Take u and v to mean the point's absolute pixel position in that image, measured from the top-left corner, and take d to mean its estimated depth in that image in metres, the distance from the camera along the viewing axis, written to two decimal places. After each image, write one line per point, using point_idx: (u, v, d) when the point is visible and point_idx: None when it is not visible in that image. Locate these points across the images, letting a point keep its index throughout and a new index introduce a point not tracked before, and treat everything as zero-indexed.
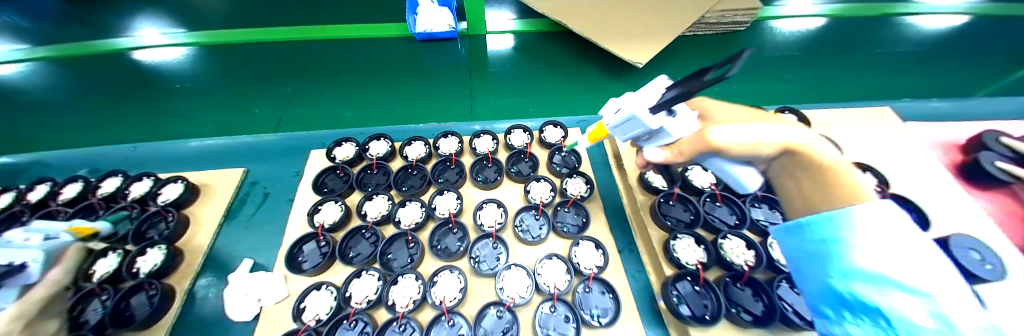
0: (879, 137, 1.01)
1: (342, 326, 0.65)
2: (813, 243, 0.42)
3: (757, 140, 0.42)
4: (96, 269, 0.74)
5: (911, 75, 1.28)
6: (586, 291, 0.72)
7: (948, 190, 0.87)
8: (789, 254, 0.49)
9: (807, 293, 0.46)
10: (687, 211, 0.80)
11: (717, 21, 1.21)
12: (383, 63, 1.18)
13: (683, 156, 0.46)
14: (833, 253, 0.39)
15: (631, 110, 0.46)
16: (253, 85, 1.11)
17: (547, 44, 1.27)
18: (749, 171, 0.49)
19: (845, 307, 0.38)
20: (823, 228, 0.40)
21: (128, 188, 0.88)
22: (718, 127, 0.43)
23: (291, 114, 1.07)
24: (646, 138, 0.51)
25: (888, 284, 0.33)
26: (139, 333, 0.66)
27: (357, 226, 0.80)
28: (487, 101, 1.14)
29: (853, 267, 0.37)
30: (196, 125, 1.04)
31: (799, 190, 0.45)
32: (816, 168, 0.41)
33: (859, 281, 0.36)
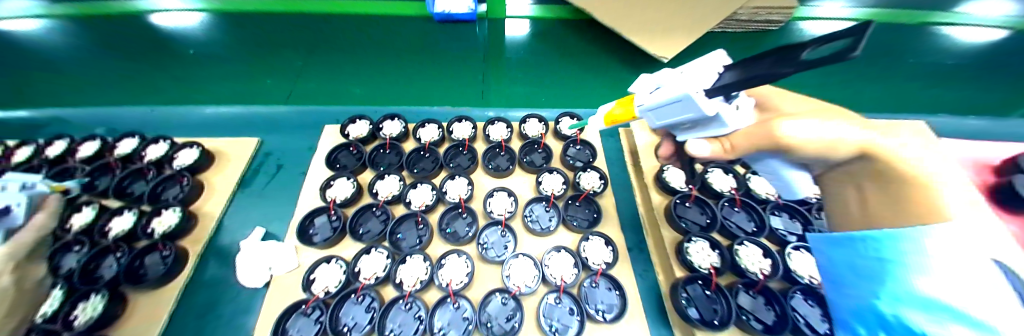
0: None
1: (350, 300, 0.67)
2: (869, 261, 0.44)
3: (836, 138, 0.37)
4: (112, 227, 0.76)
5: (952, 88, 1.21)
6: (592, 286, 0.71)
7: None
8: (837, 270, 0.51)
9: (850, 308, 0.49)
10: (703, 214, 0.78)
11: (749, 19, 1.10)
12: (385, 44, 1.04)
13: (734, 152, 0.41)
14: (889, 274, 0.41)
15: (685, 88, 0.34)
16: (262, 54, 1.03)
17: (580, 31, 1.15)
18: (803, 176, 0.46)
19: (887, 326, 0.41)
20: (878, 248, 0.42)
21: (144, 150, 0.88)
22: (785, 120, 0.38)
23: (303, 88, 1.07)
24: (688, 127, 0.41)
25: (941, 311, 0.35)
26: (153, 292, 0.68)
27: (368, 203, 0.80)
28: (498, 89, 1.17)
29: (906, 291, 0.39)
30: (210, 91, 1.04)
31: (860, 206, 0.45)
32: (896, 178, 0.38)
33: (907, 305, 0.39)
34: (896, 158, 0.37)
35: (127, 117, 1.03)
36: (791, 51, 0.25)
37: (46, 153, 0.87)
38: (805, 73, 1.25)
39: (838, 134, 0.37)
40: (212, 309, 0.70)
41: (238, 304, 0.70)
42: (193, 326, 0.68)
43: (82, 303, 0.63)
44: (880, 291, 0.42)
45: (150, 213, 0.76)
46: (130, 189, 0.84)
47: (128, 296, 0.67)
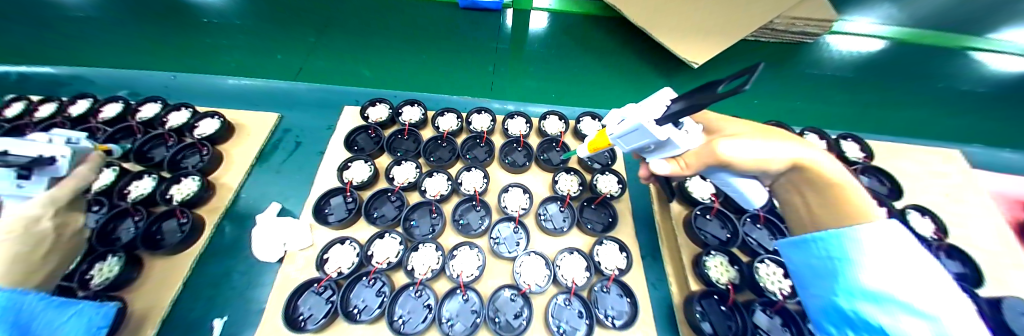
0: (948, 182, 0.92)
1: (361, 282, 0.67)
2: (821, 259, 0.44)
3: (768, 156, 0.40)
4: (131, 190, 0.77)
5: (989, 119, 1.16)
6: (603, 291, 0.70)
7: (1011, 249, 0.79)
8: (798, 271, 0.50)
9: (814, 310, 0.47)
10: (724, 228, 0.76)
11: (783, 29, 1.12)
12: (394, 33, 1.12)
13: (690, 169, 0.44)
14: (840, 271, 0.41)
15: (639, 120, 0.39)
16: (278, 32, 1.10)
17: (597, 30, 1.18)
18: (751, 184, 0.48)
19: (848, 325, 0.39)
20: (833, 245, 0.42)
21: (167, 116, 0.89)
22: (725, 140, 0.40)
23: (313, 66, 1.07)
24: (653, 149, 0.46)
25: (891, 301, 0.34)
26: (171, 257, 0.70)
27: (383, 188, 0.79)
28: (509, 85, 1.12)
29: (859, 286, 0.38)
30: (219, 62, 1.06)
31: (806, 208, 0.46)
32: (825, 185, 0.40)
33: (864, 299, 0.37)
34: (824, 174, 0.40)
35: (154, 83, 1.01)
36: (710, 86, 0.28)
37: (70, 111, 0.87)
38: (841, 91, 1.17)
39: (771, 152, 0.40)
40: (225, 280, 0.70)
41: (252, 277, 0.71)
42: (205, 294, 0.68)
43: (98, 264, 0.65)
44: (836, 288, 0.41)
45: (170, 180, 0.77)
46: (150, 154, 0.84)
47: (144, 259, 0.69)
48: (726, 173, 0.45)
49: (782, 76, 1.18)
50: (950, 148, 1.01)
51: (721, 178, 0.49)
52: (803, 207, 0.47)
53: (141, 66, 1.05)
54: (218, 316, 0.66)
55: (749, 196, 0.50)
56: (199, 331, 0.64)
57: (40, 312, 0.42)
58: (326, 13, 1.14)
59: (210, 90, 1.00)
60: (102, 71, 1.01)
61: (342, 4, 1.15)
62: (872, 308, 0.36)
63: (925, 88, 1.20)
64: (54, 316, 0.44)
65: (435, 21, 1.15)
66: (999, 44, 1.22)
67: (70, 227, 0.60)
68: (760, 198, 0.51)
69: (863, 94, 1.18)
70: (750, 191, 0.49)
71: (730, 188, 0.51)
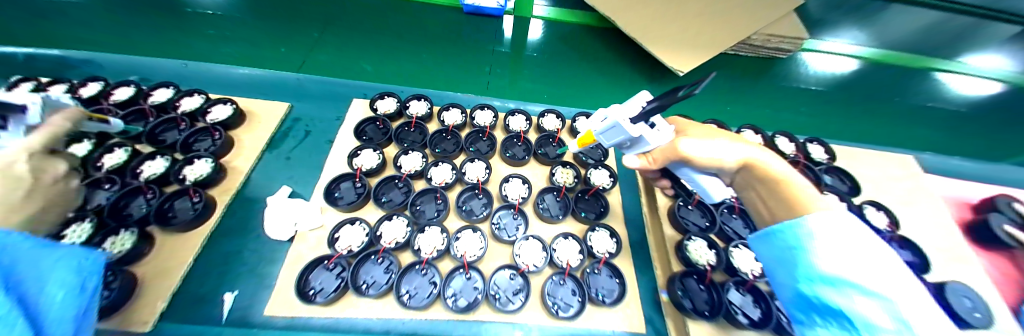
0: (903, 184, 1.02)
1: (370, 260, 0.71)
2: (783, 249, 0.50)
3: (719, 157, 0.53)
4: (144, 169, 0.79)
5: (937, 133, 1.30)
6: (595, 272, 0.77)
7: (955, 244, 0.89)
8: (765, 262, 0.56)
9: (784, 301, 0.51)
10: (704, 217, 0.84)
11: (761, 45, 1.20)
12: (399, 35, 1.17)
13: (657, 163, 0.56)
14: (800, 259, 0.46)
15: (617, 118, 0.51)
16: (278, 27, 1.13)
17: (591, 39, 1.24)
18: (712, 180, 0.60)
19: (815, 312, 0.43)
20: (794, 235, 0.47)
21: (179, 101, 0.92)
22: (687, 140, 0.52)
23: (314, 60, 1.15)
24: (628, 146, 0.57)
25: (848, 285, 0.39)
26: (182, 234, 0.72)
27: (391, 175, 0.84)
28: (508, 83, 1.25)
29: (817, 271, 0.43)
30: (220, 52, 1.12)
31: (765, 206, 0.54)
32: (772, 182, 0.52)
33: (821, 283, 0.43)
34: (769, 172, 0.52)
35: (166, 69, 1.04)
36: (676, 91, 0.41)
37: (80, 92, 0.89)
38: (804, 101, 1.30)
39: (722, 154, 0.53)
40: (236, 256, 0.73)
41: (262, 255, 0.74)
42: (215, 270, 0.71)
43: (111, 237, 0.67)
44: (799, 275, 0.47)
45: (184, 160, 0.80)
46: (162, 137, 0.86)
47: (156, 236, 0.71)
48: (688, 168, 0.57)
49: (754, 85, 1.29)
50: (908, 155, 1.12)
51: (685, 175, 0.60)
52: (761, 204, 0.55)
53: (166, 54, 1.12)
54: (228, 290, 0.68)
55: (710, 190, 0.62)
56: (210, 304, 0.66)
57: (25, 250, 0.38)
58: (322, 4, 1.15)
59: (216, 78, 1.03)
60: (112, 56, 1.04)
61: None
62: (831, 292, 0.41)
63: (884, 103, 1.33)
64: (39, 256, 0.39)
65: (437, 23, 1.20)
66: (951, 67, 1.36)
67: (49, 173, 0.58)
68: (720, 192, 0.62)
69: (825, 104, 1.31)
70: (708, 186, 0.60)
71: (694, 183, 0.62)
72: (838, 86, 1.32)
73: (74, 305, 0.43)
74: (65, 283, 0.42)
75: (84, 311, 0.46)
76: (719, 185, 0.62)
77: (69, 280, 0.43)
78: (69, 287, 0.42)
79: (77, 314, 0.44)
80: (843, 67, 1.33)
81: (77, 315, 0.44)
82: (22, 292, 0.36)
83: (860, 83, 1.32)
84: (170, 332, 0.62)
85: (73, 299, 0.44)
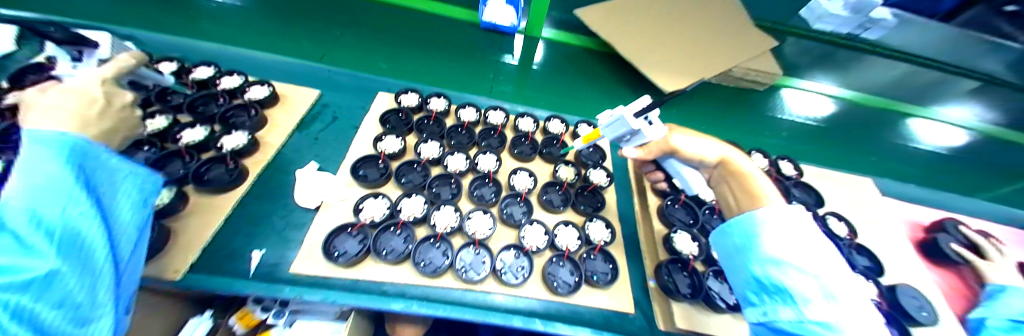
0: (864, 202, 1.15)
1: (390, 231, 0.80)
2: (739, 238, 0.61)
3: (703, 153, 0.67)
4: (183, 136, 0.86)
5: (896, 163, 1.46)
6: (591, 257, 0.85)
7: (909, 255, 1.00)
8: (720, 251, 0.67)
9: (736, 284, 0.62)
10: (689, 215, 0.95)
11: (741, 76, 1.40)
12: (410, 39, 1.33)
13: (651, 154, 0.70)
14: (752, 246, 0.58)
15: (622, 112, 0.64)
16: (308, 28, 1.27)
17: (585, 56, 1.45)
18: (693, 173, 0.73)
19: (764, 291, 0.55)
20: (750, 226, 0.59)
21: (219, 79, 1.00)
22: (677, 135, 0.67)
23: (337, 53, 1.22)
24: (628, 139, 0.69)
25: (794, 269, 0.52)
26: (216, 196, 0.78)
27: (411, 160, 0.94)
28: (514, 86, 1.31)
29: (768, 257, 0.55)
30: (249, 39, 1.20)
31: (733, 201, 0.66)
32: (739, 176, 0.65)
33: (773, 268, 0.54)
34: (738, 167, 0.64)
35: (203, 50, 1.12)
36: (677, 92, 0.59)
37: None
38: (784, 134, 1.43)
39: (702, 152, 0.67)
40: (265, 220, 0.79)
41: (289, 221, 0.80)
42: (243, 231, 0.76)
43: None
44: (751, 261, 0.58)
45: (223, 131, 0.87)
46: (202, 109, 0.94)
47: (190, 195, 0.77)
48: (675, 158, 0.71)
49: (739, 112, 1.45)
50: (870, 179, 1.26)
51: (673, 167, 0.75)
52: (731, 200, 0.66)
53: (190, 33, 1.17)
54: (256, 249, 0.74)
55: (692, 182, 0.75)
56: (238, 259, 0.71)
57: (106, 161, 0.49)
58: (353, 17, 1.34)
59: (245, 61, 1.12)
60: (156, 35, 1.13)
61: (363, 5, 1.38)
62: (778, 273, 0.53)
63: (850, 137, 1.50)
64: (117, 170, 0.50)
65: (453, 33, 1.39)
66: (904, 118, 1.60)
67: (116, 101, 0.58)
68: (697, 183, 0.75)
69: (800, 131, 1.45)
70: (689, 179, 0.74)
71: (678, 175, 0.76)
72: (805, 122, 1.49)
73: (139, 216, 0.51)
74: (130, 196, 0.50)
75: (147, 227, 0.54)
76: (699, 181, 0.75)
77: (134, 194, 0.51)
78: (135, 199, 0.51)
79: (141, 227, 0.52)
80: (814, 113, 1.52)
81: (141, 225, 0.52)
82: (92, 189, 0.45)
83: (825, 118, 1.51)
84: (196, 281, 0.66)
85: (139, 211, 0.51)
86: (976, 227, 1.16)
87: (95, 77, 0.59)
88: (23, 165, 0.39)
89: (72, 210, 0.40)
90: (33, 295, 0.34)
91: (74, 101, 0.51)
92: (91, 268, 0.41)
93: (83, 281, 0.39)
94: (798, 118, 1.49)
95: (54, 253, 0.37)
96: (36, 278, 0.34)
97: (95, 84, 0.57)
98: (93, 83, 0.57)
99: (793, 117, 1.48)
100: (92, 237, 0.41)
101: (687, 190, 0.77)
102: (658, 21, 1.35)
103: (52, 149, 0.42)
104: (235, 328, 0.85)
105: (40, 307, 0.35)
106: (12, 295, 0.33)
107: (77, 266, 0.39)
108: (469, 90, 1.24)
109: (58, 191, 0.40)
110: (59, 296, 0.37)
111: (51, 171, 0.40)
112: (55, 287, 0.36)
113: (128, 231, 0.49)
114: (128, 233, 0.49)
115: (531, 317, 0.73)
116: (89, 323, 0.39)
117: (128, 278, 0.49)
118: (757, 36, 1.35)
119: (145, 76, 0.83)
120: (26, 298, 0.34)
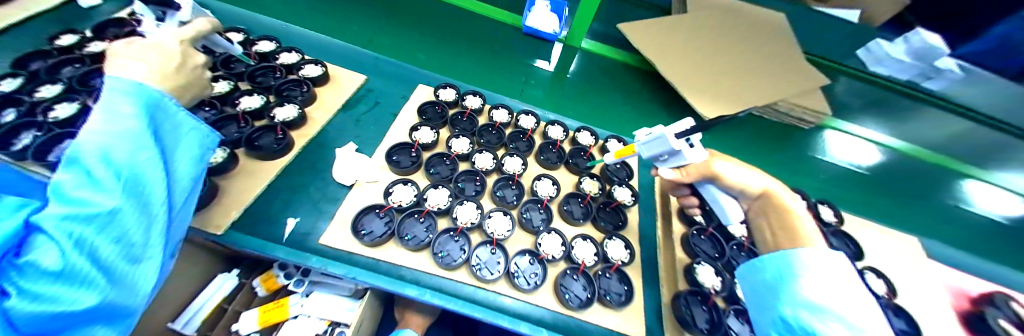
0: (909, 262, 1.06)
1: (413, 218, 0.83)
2: (772, 277, 0.59)
3: (746, 183, 0.67)
4: (241, 103, 0.93)
5: (957, 226, 1.32)
6: (606, 275, 0.84)
7: (953, 327, 0.92)
8: (748, 288, 0.65)
9: (760, 324, 0.59)
10: (715, 247, 0.92)
11: (787, 112, 1.35)
12: (452, 35, 1.37)
13: (689, 176, 0.68)
14: (785, 286, 0.56)
15: (663, 131, 0.63)
16: (357, 13, 1.33)
17: (622, 71, 1.43)
18: (731, 202, 0.70)
19: (790, 333, 0.52)
20: (786, 265, 0.57)
21: (279, 54, 1.08)
22: (718, 161, 0.67)
23: (381, 40, 1.28)
24: (666, 159, 0.67)
25: (830, 316, 0.49)
26: (260, 161, 0.84)
27: (441, 152, 0.97)
28: (546, 93, 1.32)
29: (801, 299, 0.53)
30: (302, 18, 1.27)
31: (773, 238, 0.64)
32: (782, 210, 0.64)
33: (804, 310, 0.52)
34: (784, 203, 0.63)
35: (264, 25, 1.21)
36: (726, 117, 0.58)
37: None
38: (828, 178, 1.34)
39: (745, 181, 0.67)
40: (302, 191, 0.84)
41: (323, 194, 0.84)
42: (281, 199, 0.81)
43: None
44: (781, 301, 0.55)
45: (276, 103, 0.94)
46: (259, 79, 1.01)
47: (239, 157, 0.83)
48: (713, 185, 0.69)
49: (779, 148, 1.38)
50: (915, 237, 1.17)
51: (709, 194, 0.71)
52: (770, 237, 0.65)
53: (250, 5, 1.25)
54: (291, 216, 0.78)
55: (728, 212, 0.72)
56: (275, 224, 0.76)
57: (174, 115, 0.54)
58: (400, 7, 1.39)
59: (303, 39, 1.20)
60: (224, 5, 1.22)
61: None
62: (810, 316, 0.50)
63: (903, 191, 1.38)
64: (182, 124, 0.55)
65: (493, 34, 1.41)
66: (966, 178, 1.46)
67: (190, 61, 0.62)
68: (734, 214, 0.72)
69: (846, 177, 1.36)
70: (726, 208, 0.70)
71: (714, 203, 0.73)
72: (853, 168, 1.39)
73: (195, 170, 0.56)
74: (190, 151, 0.55)
75: (201, 180, 0.59)
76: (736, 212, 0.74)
77: (194, 149, 0.56)
78: (194, 153, 0.56)
79: (196, 179, 0.56)
80: (864, 161, 1.42)
81: (196, 178, 0.56)
82: (158, 139, 0.50)
83: (874, 167, 1.41)
84: (234, 238, 0.71)
85: (196, 165, 0.56)
86: None
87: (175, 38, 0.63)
88: (104, 110, 0.45)
89: (137, 156, 0.45)
90: (96, 229, 0.39)
91: (152, 60, 0.55)
92: (146, 210, 0.45)
93: (139, 222, 0.43)
94: (845, 163, 1.39)
95: (119, 192, 0.41)
96: (101, 213, 0.38)
97: (172, 44, 0.62)
98: (171, 43, 0.62)
99: (839, 162, 1.38)
100: (149, 183, 0.46)
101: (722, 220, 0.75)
102: (701, 45, 1.31)
103: (130, 98, 0.47)
104: (258, 289, 0.91)
105: (100, 240, 0.39)
106: (78, 226, 0.37)
107: (135, 207, 0.43)
108: (501, 91, 1.26)
109: (127, 138, 0.44)
110: (117, 232, 0.41)
111: (126, 118, 0.45)
112: (116, 224, 0.41)
113: (184, 182, 0.53)
114: (184, 184, 0.53)
115: (538, 325, 0.73)
116: (138, 261, 0.43)
117: (177, 224, 0.54)
118: (807, 72, 1.30)
119: (217, 42, 0.86)
120: (89, 230, 0.38)
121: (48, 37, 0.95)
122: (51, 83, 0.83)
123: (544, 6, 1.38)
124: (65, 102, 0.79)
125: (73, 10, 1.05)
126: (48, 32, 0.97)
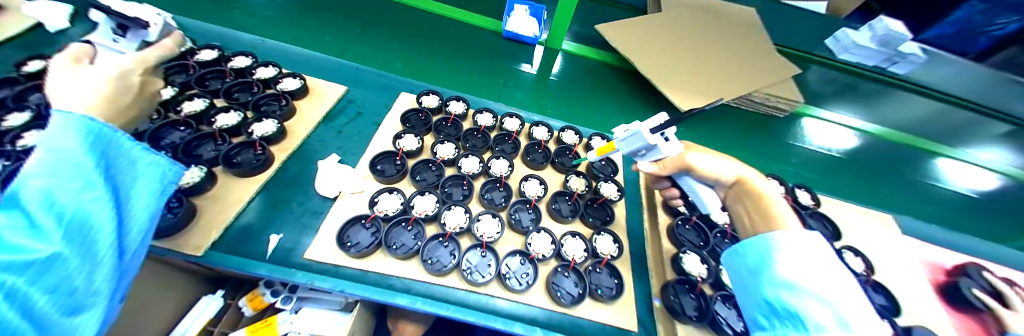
0: (882, 238, 1.11)
1: (400, 226, 0.82)
2: (753, 261, 0.61)
3: (720, 173, 0.69)
4: (217, 120, 0.92)
5: (928, 202, 1.38)
6: (596, 270, 0.85)
7: (928, 298, 0.96)
8: (732, 273, 0.67)
9: (747, 307, 0.61)
10: (699, 236, 0.94)
11: (761, 102, 1.40)
12: (431, 42, 1.38)
13: (666, 170, 0.70)
14: (766, 269, 0.57)
15: (638, 126, 0.65)
16: (333, 25, 1.33)
17: (602, 70, 1.46)
18: (706, 190, 0.73)
19: (775, 315, 0.54)
20: (764, 247, 0.59)
21: (255, 69, 1.06)
22: (693, 153, 0.69)
23: (356, 48, 1.27)
24: (643, 153, 0.69)
25: (806, 292, 0.51)
26: (240, 178, 0.82)
27: (426, 159, 0.97)
28: (525, 93, 1.32)
29: (781, 279, 0.55)
30: (277, 33, 1.26)
31: (750, 223, 0.66)
32: (755, 196, 0.66)
33: (785, 291, 0.54)
34: (756, 189, 0.66)
35: (237, 39, 1.18)
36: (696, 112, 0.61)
37: None
38: (804, 163, 1.39)
39: (720, 172, 0.69)
40: (285, 206, 0.82)
41: (308, 208, 0.83)
42: (262, 216, 0.79)
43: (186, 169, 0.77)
44: (763, 283, 0.58)
45: (255, 118, 0.92)
46: (236, 96, 1.00)
47: (218, 176, 0.81)
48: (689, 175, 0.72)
49: (758, 137, 1.43)
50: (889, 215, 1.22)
51: (687, 184, 0.75)
52: (748, 223, 0.67)
53: (222, 21, 1.24)
54: (274, 233, 0.77)
55: (706, 200, 0.75)
56: (256, 242, 0.74)
57: (128, 150, 0.51)
58: (378, 17, 1.40)
59: (277, 52, 1.18)
60: (192, 20, 1.18)
61: (391, 8, 1.45)
62: (790, 296, 0.53)
63: (875, 171, 1.44)
64: (139, 158, 0.52)
65: (474, 39, 1.43)
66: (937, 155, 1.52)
67: (146, 89, 0.64)
68: (711, 201, 0.75)
69: (824, 161, 1.41)
70: (703, 197, 0.74)
71: (692, 193, 0.76)
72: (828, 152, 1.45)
73: (155, 206, 0.52)
74: (150, 186, 0.52)
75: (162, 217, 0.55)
76: (714, 199, 0.76)
77: (154, 184, 0.52)
78: (154, 188, 0.52)
79: (156, 216, 0.52)
80: (838, 145, 1.48)
81: (157, 214, 0.53)
82: (110, 175, 0.47)
83: (848, 150, 1.47)
84: (214, 259, 0.69)
85: (157, 201, 0.53)
86: (1000, 273, 1.09)
87: (133, 57, 0.63)
88: (46, 147, 0.42)
89: (84, 195, 0.42)
90: (30, 278, 0.35)
91: (105, 78, 0.54)
92: (93, 254, 0.41)
93: (84, 266, 0.40)
94: (820, 148, 1.45)
95: (60, 236, 0.38)
96: (36, 261, 0.35)
97: (131, 63, 0.61)
98: (130, 62, 0.61)
99: (814, 147, 1.44)
100: (99, 224, 0.42)
101: (702, 208, 0.78)
102: (675, 41, 1.36)
103: (77, 133, 0.44)
104: (245, 309, 0.88)
105: (34, 291, 0.35)
106: (10, 277, 0.33)
107: (82, 252, 0.40)
108: (484, 95, 1.27)
109: (75, 176, 0.42)
110: (55, 280, 0.37)
111: (72, 155, 0.43)
112: (55, 271, 0.37)
113: (141, 220, 0.50)
114: (141, 223, 0.50)
115: (532, 325, 0.73)
116: (80, 310, 0.39)
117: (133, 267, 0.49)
118: (780, 64, 1.34)
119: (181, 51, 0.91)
120: (21, 281, 0.34)
121: (14, 63, 0.92)
122: (18, 111, 0.80)
123: (523, 11, 1.41)
124: (34, 130, 0.76)
125: (41, 34, 1.01)
126: (13, 59, 0.94)
